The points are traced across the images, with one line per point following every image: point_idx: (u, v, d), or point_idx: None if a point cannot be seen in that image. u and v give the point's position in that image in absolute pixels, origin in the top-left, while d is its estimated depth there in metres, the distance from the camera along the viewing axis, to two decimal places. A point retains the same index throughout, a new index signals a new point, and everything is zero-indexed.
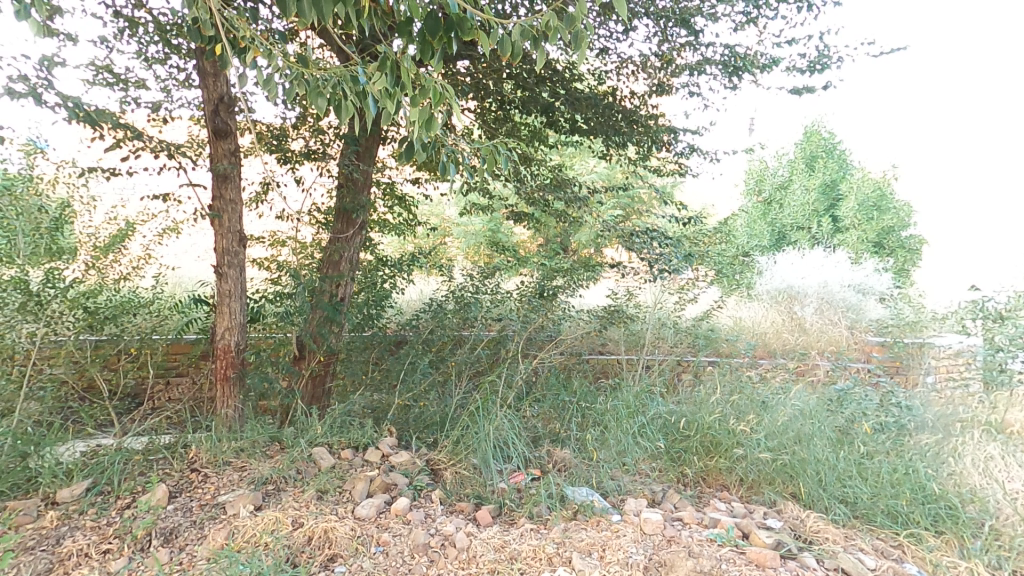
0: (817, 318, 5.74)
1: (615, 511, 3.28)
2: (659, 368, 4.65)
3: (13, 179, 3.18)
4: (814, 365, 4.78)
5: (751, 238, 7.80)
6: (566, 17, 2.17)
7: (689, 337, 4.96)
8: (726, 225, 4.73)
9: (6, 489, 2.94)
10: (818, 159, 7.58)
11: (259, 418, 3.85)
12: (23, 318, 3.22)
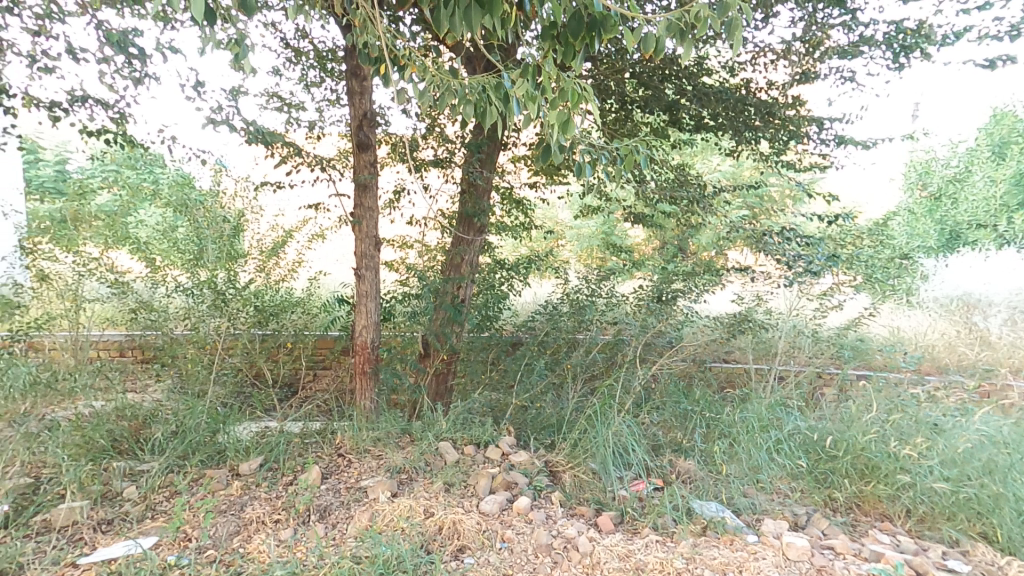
0: (1007, 332, 5.00)
1: (751, 531, 3.06)
2: (795, 381, 4.33)
3: (206, 195, 3.74)
4: (1003, 387, 4.19)
5: (911, 238, 6.42)
6: (722, 5, 2.05)
7: (832, 348, 4.45)
8: (882, 225, 4.22)
9: (205, 459, 3.47)
10: (1011, 146, 6.23)
11: (392, 410, 4.11)
12: (215, 312, 3.83)
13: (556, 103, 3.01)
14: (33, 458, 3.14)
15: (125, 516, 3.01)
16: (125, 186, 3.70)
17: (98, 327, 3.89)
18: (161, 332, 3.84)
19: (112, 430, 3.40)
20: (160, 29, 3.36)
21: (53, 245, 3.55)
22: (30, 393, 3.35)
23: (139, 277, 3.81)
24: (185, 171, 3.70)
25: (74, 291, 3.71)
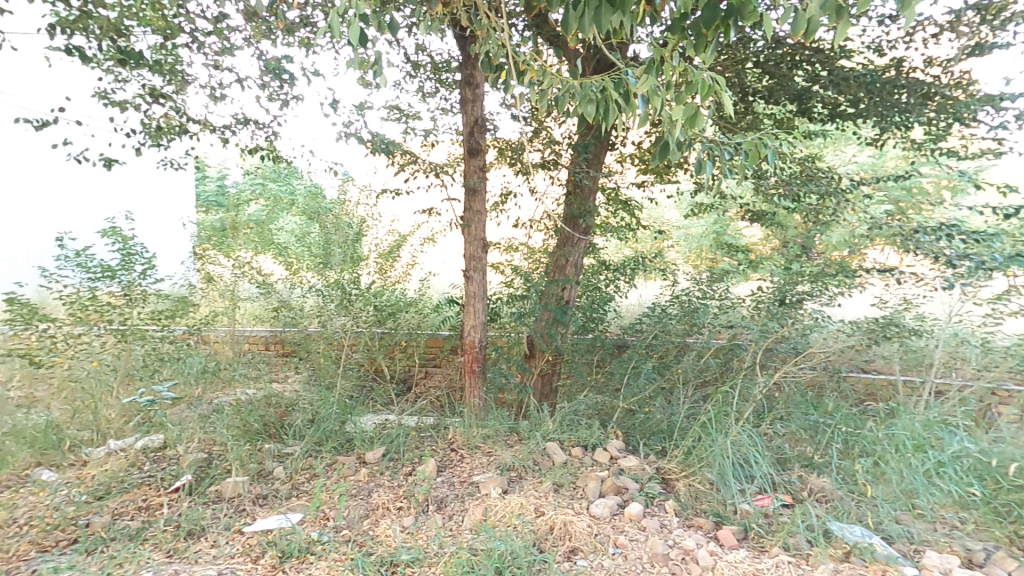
0: None
1: (908, 563, 2.72)
2: (960, 398, 3.84)
3: (334, 203, 4.04)
4: None
5: None
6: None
7: (1010, 361, 3.91)
8: None
9: (337, 446, 3.78)
10: None
11: (499, 409, 4.18)
12: (341, 311, 4.13)
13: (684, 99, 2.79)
14: (206, 436, 3.64)
15: (276, 493, 3.38)
16: (270, 197, 4.12)
17: (249, 324, 4.29)
18: (298, 328, 4.19)
19: (262, 415, 3.80)
20: (304, 54, 3.73)
21: (214, 251, 4.03)
22: (201, 379, 3.81)
23: (280, 279, 4.19)
24: (316, 182, 4.09)
25: (230, 290, 4.19)
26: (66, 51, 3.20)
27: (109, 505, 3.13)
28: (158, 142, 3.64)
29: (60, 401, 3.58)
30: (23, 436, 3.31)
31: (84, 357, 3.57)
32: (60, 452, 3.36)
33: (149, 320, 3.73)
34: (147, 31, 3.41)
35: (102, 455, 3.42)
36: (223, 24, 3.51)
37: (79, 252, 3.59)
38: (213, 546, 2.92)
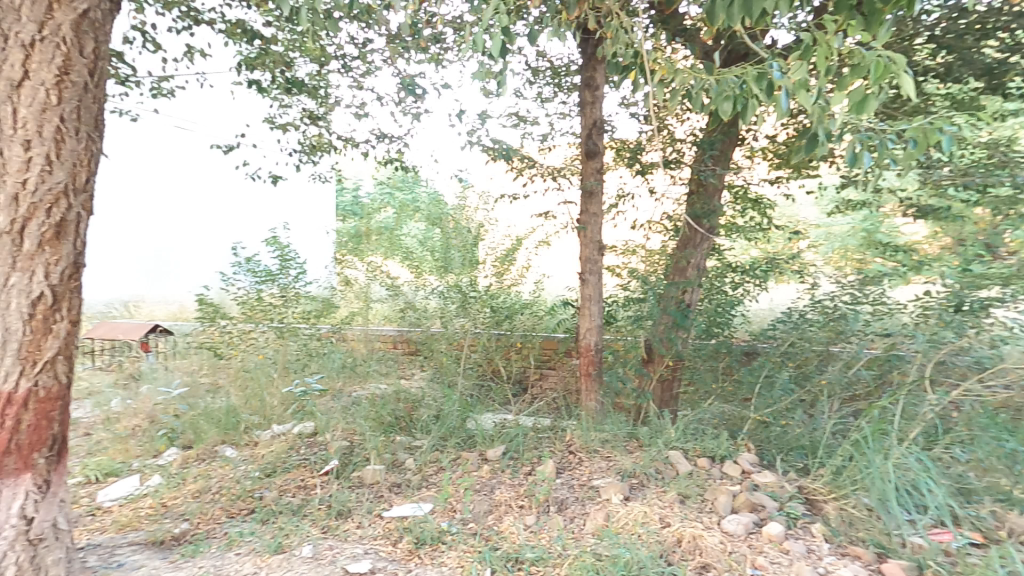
0: None
1: None
2: None
3: (455, 209, 4.23)
4: None
5: None
6: None
7: None
8: None
9: (460, 442, 3.93)
10: None
11: (617, 414, 4.09)
12: (462, 312, 4.30)
13: (843, 84, 2.35)
14: (347, 427, 3.96)
15: (408, 482, 3.59)
16: (398, 204, 4.41)
17: (379, 324, 4.58)
18: (421, 328, 4.40)
19: (394, 409, 4.07)
20: (434, 69, 3.96)
21: (350, 256, 4.37)
22: (342, 373, 4.18)
23: (406, 282, 4.36)
24: (436, 189, 4.32)
25: (365, 292, 4.54)
26: (249, 85, 3.77)
27: (277, 482, 3.52)
28: (311, 159, 4.03)
29: (236, 389, 4.11)
30: (211, 417, 3.86)
31: (252, 351, 4.06)
32: (239, 433, 3.85)
33: (301, 319, 4.16)
34: (307, 60, 3.85)
35: (268, 438, 3.87)
36: (367, 48, 3.86)
37: (248, 259, 4.07)
38: (359, 527, 3.17)
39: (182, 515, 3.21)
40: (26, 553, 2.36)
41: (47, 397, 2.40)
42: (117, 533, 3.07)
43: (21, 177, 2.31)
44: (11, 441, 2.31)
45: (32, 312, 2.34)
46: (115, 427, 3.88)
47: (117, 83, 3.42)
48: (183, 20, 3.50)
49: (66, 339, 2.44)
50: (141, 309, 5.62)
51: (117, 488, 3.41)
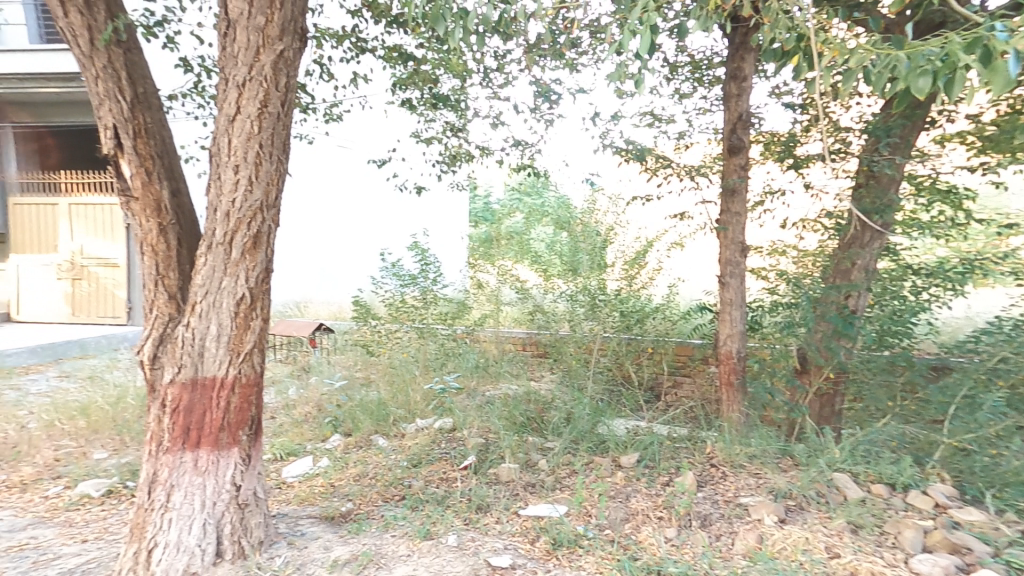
0: None
1: None
2: None
3: (584, 213, 4.23)
4: None
5: None
6: None
7: None
8: None
9: (592, 446, 3.85)
10: None
11: (767, 428, 3.74)
12: (591, 316, 4.30)
13: None
14: (483, 424, 4.11)
15: (542, 483, 3.57)
16: (527, 209, 4.49)
17: (510, 327, 4.70)
18: (550, 331, 4.50)
19: (525, 410, 4.14)
20: (569, 75, 4.00)
21: (482, 261, 4.50)
22: (476, 373, 4.40)
23: (535, 285, 4.52)
24: (564, 193, 4.37)
25: (495, 295, 4.69)
26: (401, 104, 4.09)
27: (423, 473, 3.75)
28: (450, 169, 4.26)
29: (384, 384, 4.49)
30: (366, 408, 4.23)
31: (397, 348, 4.37)
32: (388, 425, 4.17)
33: (440, 320, 4.41)
34: (450, 76, 4.09)
35: (414, 430, 4.16)
36: (506, 59, 4.00)
37: (394, 263, 4.35)
38: (499, 522, 3.23)
39: (347, 495, 3.57)
40: (237, 515, 3.04)
41: (246, 385, 3.15)
42: (298, 506, 3.52)
43: (233, 203, 3.20)
44: (226, 420, 3.08)
45: (236, 312, 3.15)
46: (293, 412, 4.46)
47: (300, 110, 3.92)
48: (351, 50, 3.89)
49: (258, 335, 3.20)
50: (307, 308, 6.47)
51: (296, 466, 3.89)
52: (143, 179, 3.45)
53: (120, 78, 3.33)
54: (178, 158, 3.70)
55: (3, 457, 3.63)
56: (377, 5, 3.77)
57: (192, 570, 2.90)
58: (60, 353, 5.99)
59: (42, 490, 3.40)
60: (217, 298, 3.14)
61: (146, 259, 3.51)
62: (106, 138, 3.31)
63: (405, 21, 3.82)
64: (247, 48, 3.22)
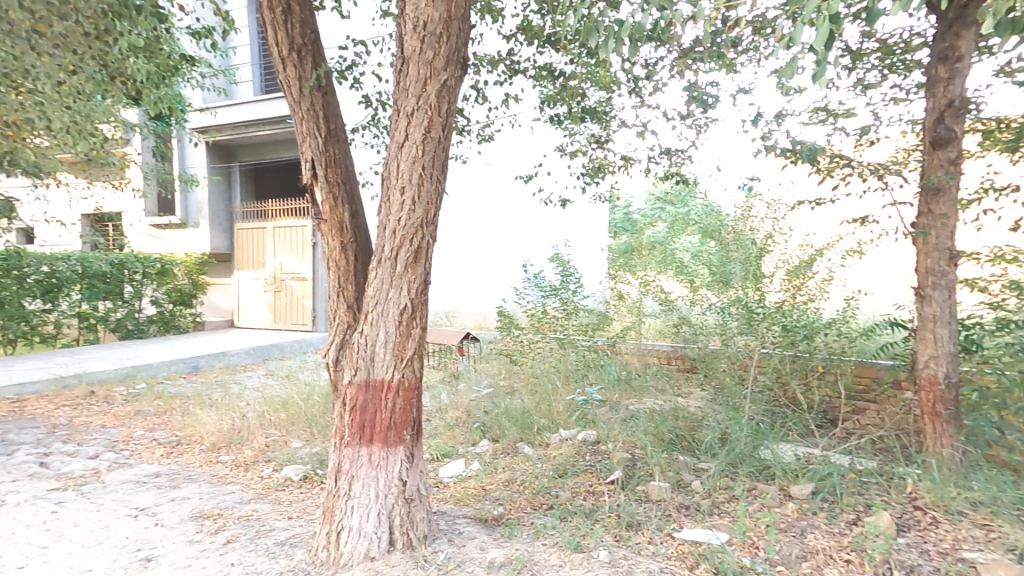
0: None
1: None
2: None
3: (737, 221, 3.95)
4: None
5: None
6: None
7: None
8: None
9: (754, 472, 3.46)
10: None
11: (996, 470, 3.08)
12: (746, 330, 3.96)
13: None
14: (628, 439, 3.97)
15: (698, 507, 3.24)
16: (672, 218, 4.34)
17: (653, 339, 4.89)
18: (696, 346, 4.34)
19: (674, 427, 3.91)
20: (727, 76, 3.79)
21: (623, 272, 4.57)
22: (617, 386, 4.44)
23: (681, 297, 4.47)
24: (713, 201, 4.18)
25: (637, 306, 4.80)
26: (549, 121, 4.24)
27: (569, 484, 3.64)
28: (594, 181, 4.30)
29: (526, 393, 4.65)
30: (511, 415, 4.40)
31: (539, 359, 4.50)
32: (533, 433, 4.26)
33: (580, 331, 4.39)
34: (596, 89, 4.11)
35: (558, 440, 4.17)
36: (656, 66, 3.91)
37: (535, 275, 4.45)
38: (653, 543, 2.95)
39: (498, 500, 3.59)
40: (404, 508, 3.16)
41: (408, 388, 3.27)
42: (455, 505, 3.61)
43: (399, 222, 3.34)
44: (392, 420, 3.22)
45: (400, 321, 3.29)
46: (446, 415, 4.78)
47: (457, 133, 4.20)
48: (504, 73, 4.10)
49: (417, 343, 3.32)
50: (456, 318, 7.09)
51: (451, 467, 4.06)
52: (330, 203, 3.92)
53: (319, 118, 3.84)
54: (358, 183, 4.14)
55: (232, 440, 4.37)
56: (531, 28, 3.94)
57: (371, 556, 3.03)
58: (267, 354, 7.26)
59: (260, 470, 4.01)
60: (385, 308, 3.31)
61: (332, 274, 3.95)
62: (307, 170, 3.80)
63: (557, 39, 3.92)
64: (417, 80, 3.48)
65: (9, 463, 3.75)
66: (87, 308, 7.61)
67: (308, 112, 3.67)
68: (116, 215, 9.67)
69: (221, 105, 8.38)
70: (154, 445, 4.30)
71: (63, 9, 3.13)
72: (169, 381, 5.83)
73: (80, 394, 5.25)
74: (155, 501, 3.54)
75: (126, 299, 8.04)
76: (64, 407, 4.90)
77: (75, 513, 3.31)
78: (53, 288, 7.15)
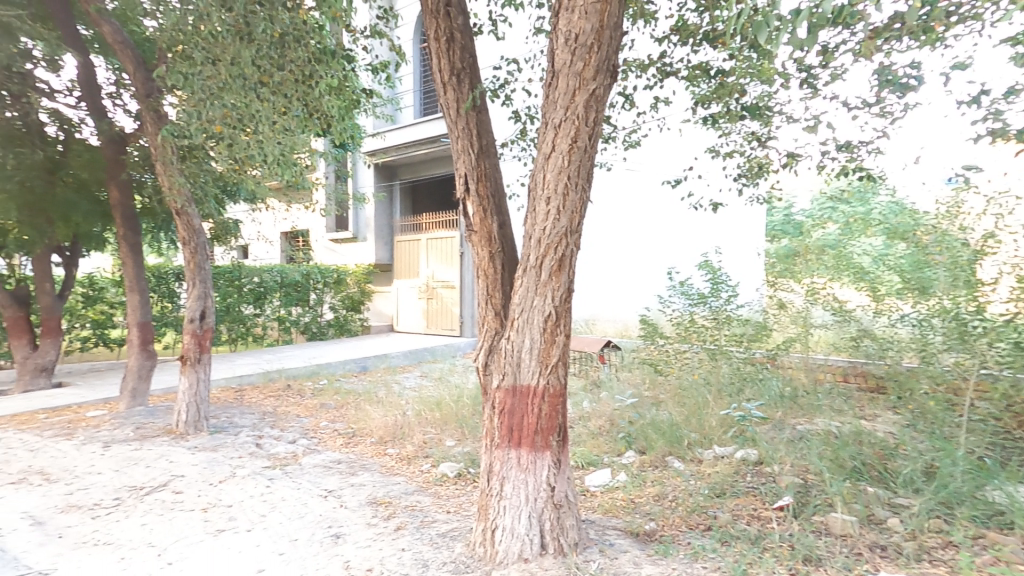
0: None
1: None
2: None
3: (942, 220, 3.45)
4: None
5: None
6: None
7: None
8: None
9: (979, 516, 2.80)
10: None
11: None
12: (957, 346, 3.33)
13: None
14: (798, 462, 3.53)
15: (900, 550, 2.73)
16: (846, 218, 4.33)
17: (825, 352, 4.58)
18: (885, 362, 3.86)
19: (858, 453, 3.42)
20: (934, 52, 3.26)
21: (785, 279, 4.61)
22: (782, 404, 4.07)
23: (861, 306, 4.22)
24: (903, 197, 3.88)
25: (802, 316, 4.53)
26: (702, 122, 4.10)
27: (728, 505, 3.35)
28: (752, 182, 4.05)
29: (673, 406, 4.51)
30: (658, 427, 4.22)
31: (688, 369, 4.69)
32: (683, 447, 4.02)
33: (734, 342, 4.61)
34: (756, 84, 3.84)
35: (712, 458, 3.90)
36: (836, 51, 3.50)
37: (682, 282, 4.32)
38: None
39: (648, 514, 3.40)
40: (554, 514, 3.05)
41: (554, 395, 3.16)
42: (603, 515, 3.49)
43: (544, 230, 3.13)
44: (538, 424, 3.14)
45: (545, 327, 3.15)
46: (587, 423, 4.80)
47: (603, 141, 4.24)
48: (655, 76, 4.05)
49: (562, 349, 3.15)
50: (597, 325, 7.33)
51: (597, 476, 3.98)
52: (481, 215, 3.74)
53: (473, 135, 3.80)
54: (506, 197, 3.84)
55: (396, 435, 4.81)
56: (687, 27, 3.83)
57: (525, 558, 2.97)
58: (421, 357, 7.96)
59: (421, 464, 4.34)
60: (530, 315, 3.18)
61: (480, 284, 3.68)
62: (460, 186, 3.80)
63: (717, 35, 3.74)
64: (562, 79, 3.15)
65: (238, 440, 4.52)
66: (284, 313, 9.05)
67: (462, 129, 3.66)
68: (307, 232, 11.28)
69: (388, 129, 9.30)
70: (335, 435, 4.91)
71: (281, 61, 3.90)
72: (344, 380, 6.67)
73: (281, 386, 6.31)
74: (339, 485, 3.97)
75: (312, 305, 9.42)
76: (270, 398, 5.86)
77: (282, 488, 3.83)
78: (261, 295, 8.71)
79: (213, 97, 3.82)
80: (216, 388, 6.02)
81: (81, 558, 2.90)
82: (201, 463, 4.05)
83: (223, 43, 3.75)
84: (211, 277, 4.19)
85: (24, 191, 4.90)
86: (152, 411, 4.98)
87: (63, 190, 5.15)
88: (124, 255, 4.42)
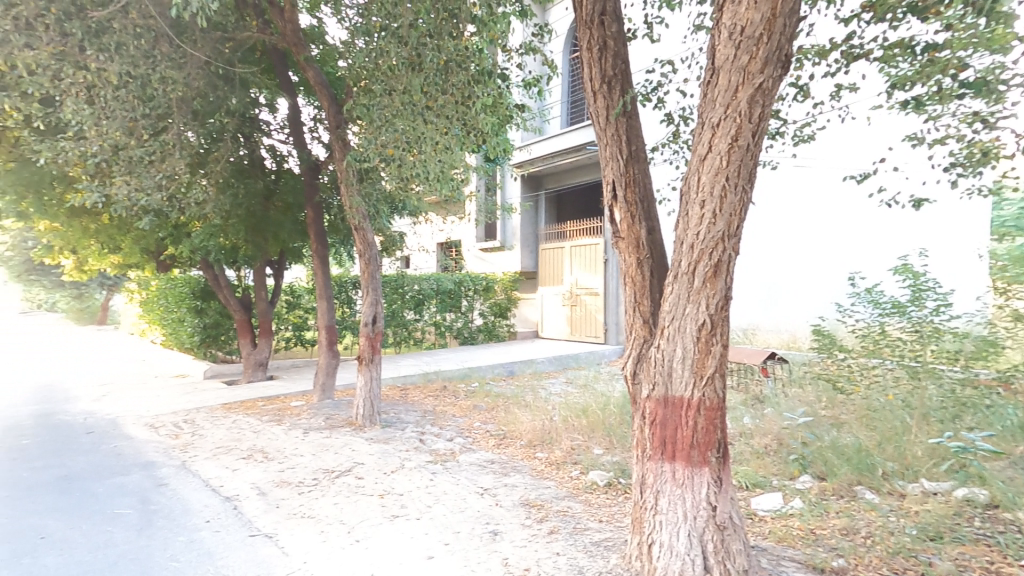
0: None
1: None
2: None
3: None
4: None
5: None
6: None
7: None
8: None
9: None
10: None
11: None
12: None
13: None
14: None
15: None
16: None
17: None
18: None
19: None
20: None
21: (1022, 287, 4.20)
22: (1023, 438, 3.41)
23: None
24: None
25: None
26: (899, 107, 3.60)
27: (949, 551, 2.70)
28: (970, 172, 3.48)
29: (860, 430, 3.98)
30: (840, 452, 3.75)
31: (880, 390, 4.37)
32: (877, 478, 3.46)
33: (946, 361, 4.20)
34: (984, 54, 3.23)
35: (920, 493, 3.23)
36: None
37: None
38: None
39: (836, 549, 2.85)
40: (718, 536, 2.65)
41: (711, 407, 2.64)
42: (777, 544, 3.01)
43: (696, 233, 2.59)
44: (694, 438, 2.68)
45: (698, 336, 2.61)
46: (751, 441, 4.46)
47: (770, 137, 3.97)
48: (840, 61, 3.69)
49: (720, 360, 2.61)
50: (757, 335, 7.45)
51: (766, 500, 3.51)
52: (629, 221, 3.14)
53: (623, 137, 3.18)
54: (656, 200, 3.21)
55: (544, 439, 4.95)
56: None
57: None
58: (567, 363, 8.21)
59: (570, 470, 4.35)
60: (679, 323, 2.68)
61: (624, 292, 3.20)
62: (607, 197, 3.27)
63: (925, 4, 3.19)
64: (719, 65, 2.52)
65: (405, 435, 5.01)
66: (439, 318, 9.77)
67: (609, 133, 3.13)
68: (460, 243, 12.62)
69: (535, 141, 9.91)
70: (488, 436, 5.19)
71: (445, 85, 4.22)
72: (493, 381, 7.18)
73: (438, 386, 6.93)
74: (494, 484, 4.12)
75: (463, 311, 10.10)
76: (430, 397, 6.41)
77: (444, 483, 4.08)
78: (420, 302, 9.53)
79: (387, 124, 4.28)
80: (387, 385, 6.79)
81: (292, 527, 3.33)
82: (376, 453, 4.52)
83: (397, 75, 4.19)
84: (380, 285, 4.65)
85: (250, 215, 5.95)
86: (337, 403, 5.77)
87: (275, 214, 6.18)
88: (315, 267, 5.12)
